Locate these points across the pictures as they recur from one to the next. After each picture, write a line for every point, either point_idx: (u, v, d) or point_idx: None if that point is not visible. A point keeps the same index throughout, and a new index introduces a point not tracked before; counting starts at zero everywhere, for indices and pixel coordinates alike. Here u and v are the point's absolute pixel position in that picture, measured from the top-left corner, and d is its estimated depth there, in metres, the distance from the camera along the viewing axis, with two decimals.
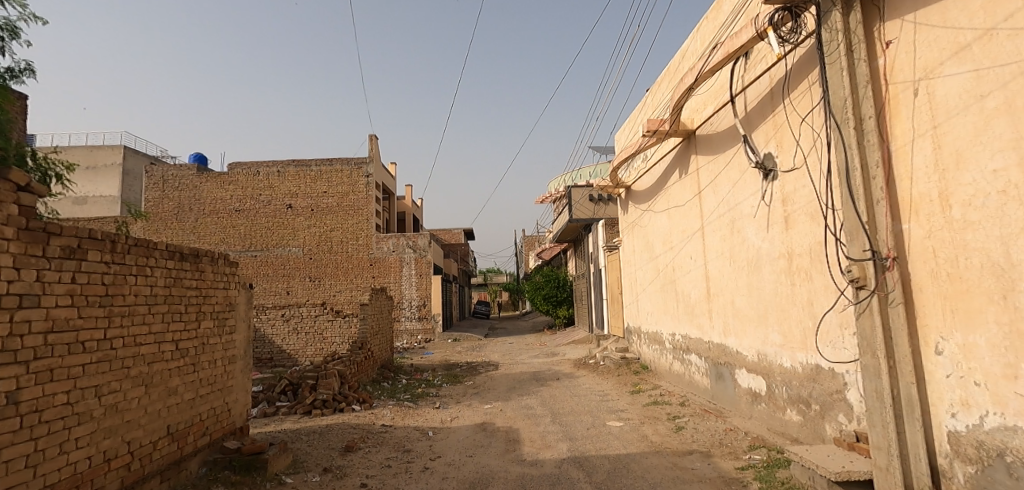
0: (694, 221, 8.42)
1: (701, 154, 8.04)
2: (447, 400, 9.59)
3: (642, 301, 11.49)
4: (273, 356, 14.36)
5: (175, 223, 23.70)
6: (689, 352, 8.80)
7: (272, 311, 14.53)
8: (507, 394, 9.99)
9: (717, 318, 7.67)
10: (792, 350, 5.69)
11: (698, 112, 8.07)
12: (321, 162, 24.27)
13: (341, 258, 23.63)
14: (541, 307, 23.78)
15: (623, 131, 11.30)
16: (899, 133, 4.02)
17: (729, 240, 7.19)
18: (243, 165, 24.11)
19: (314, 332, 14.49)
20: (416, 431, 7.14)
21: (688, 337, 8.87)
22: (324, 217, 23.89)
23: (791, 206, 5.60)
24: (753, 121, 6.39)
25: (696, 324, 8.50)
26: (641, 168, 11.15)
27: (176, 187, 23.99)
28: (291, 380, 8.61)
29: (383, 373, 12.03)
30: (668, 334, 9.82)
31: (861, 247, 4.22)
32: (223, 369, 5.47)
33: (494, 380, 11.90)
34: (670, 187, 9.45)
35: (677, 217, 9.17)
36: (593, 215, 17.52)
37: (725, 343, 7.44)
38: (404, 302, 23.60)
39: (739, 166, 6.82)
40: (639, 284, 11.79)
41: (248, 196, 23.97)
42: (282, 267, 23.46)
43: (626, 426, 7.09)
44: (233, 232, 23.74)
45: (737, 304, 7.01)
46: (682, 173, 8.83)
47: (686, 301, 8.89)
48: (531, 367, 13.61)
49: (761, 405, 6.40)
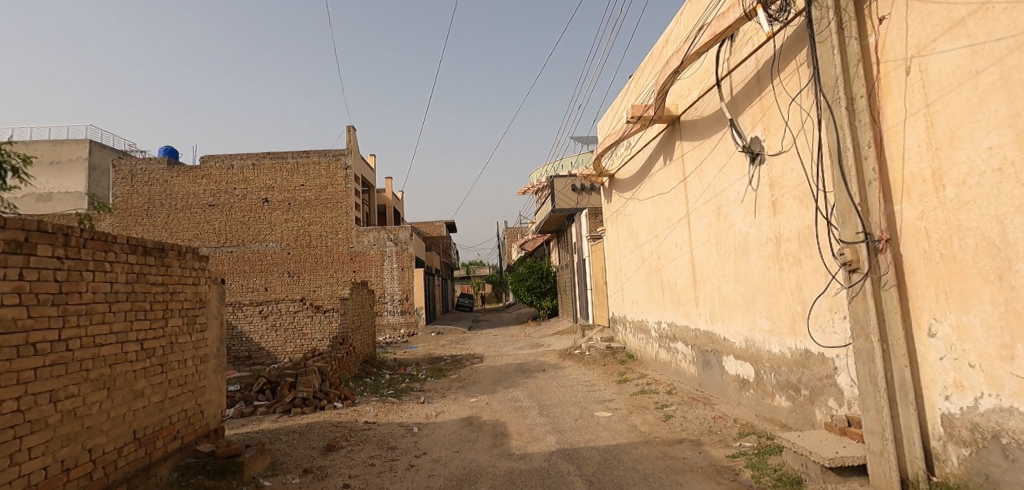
0: (679, 208, 8.34)
1: (686, 140, 7.95)
2: (432, 394, 9.39)
3: (627, 290, 11.43)
4: (252, 353, 14.01)
5: (147, 219, 22.99)
6: (675, 340, 8.75)
7: (249, 308, 14.11)
8: (493, 387, 9.84)
9: (704, 305, 7.61)
10: (781, 336, 5.65)
11: (682, 98, 7.96)
12: (298, 154, 23.70)
13: (321, 252, 23.18)
14: (524, 298, 23.70)
15: (606, 118, 11.16)
16: (891, 112, 3.93)
17: (715, 226, 7.11)
18: (217, 158, 23.45)
19: (293, 327, 14.15)
20: (401, 428, 6.95)
21: (674, 325, 8.81)
22: (302, 211, 23.36)
23: (779, 190, 5.53)
24: (740, 105, 6.29)
25: (682, 312, 8.43)
26: (625, 155, 11.06)
27: (146, 182, 23.26)
28: (269, 378, 8.29)
29: (366, 368, 11.79)
30: (653, 322, 9.76)
31: (853, 229, 4.12)
32: (194, 369, 5.20)
33: (480, 372, 11.76)
34: (655, 174, 9.34)
35: (662, 204, 9.07)
36: (576, 205, 17.41)
37: (712, 330, 7.38)
38: (386, 296, 23.26)
39: (725, 151, 6.72)
40: (623, 273, 11.71)
41: (223, 191, 23.33)
42: (260, 263, 22.93)
43: (615, 416, 7.01)
44: (207, 228, 23.09)
45: (724, 291, 6.95)
46: (667, 159, 8.74)
47: (672, 289, 8.82)
48: (516, 359, 13.49)
49: (750, 392, 6.36)
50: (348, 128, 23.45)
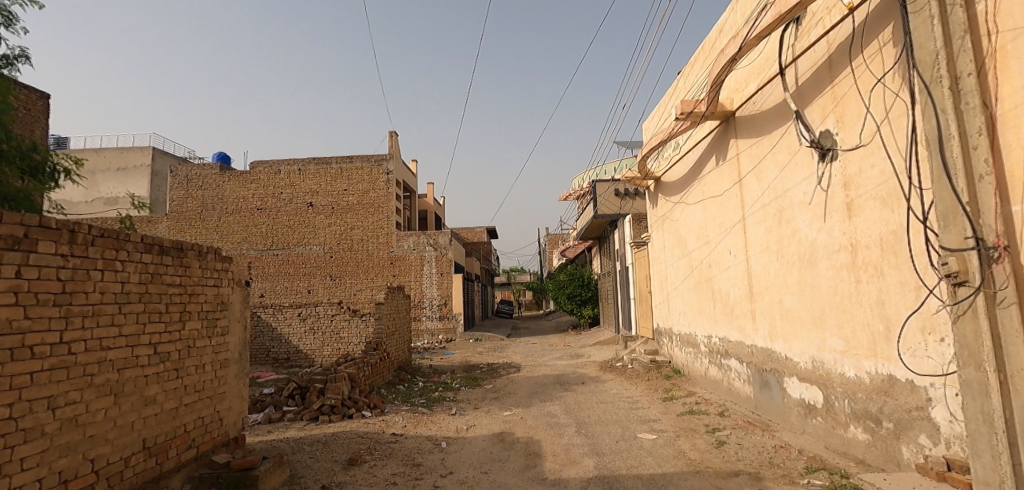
0: (733, 212, 7.65)
1: (741, 137, 7.29)
2: (465, 405, 8.99)
3: (674, 300, 10.73)
4: (290, 356, 14.04)
5: (199, 221, 23.78)
6: (728, 356, 8.04)
7: (288, 310, 14.15)
8: (529, 399, 9.35)
9: (762, 320, 6.89)
10: (857, 358, 4.95)
11: (738, 91, 7.31)
12: (341, 159, 24.00)
13: (362, 256, 23.33)
14: (564, 306, 23.09)
15: (652, 117, 10.54)
16: (1009, 92, 3.23)
17: (775, 232, 6.42)
18: (265, 163, 24.03)
19: (331, 331, 14.09)
20: (429, 441, 6.55)
21: (726, 340, 8.09)
22: (345, 215, 23.61)
23: (856, 190, 4.89)
24: (807, 95, 5.62)
25: (736, 326, 7.71)
26: (672, 157, 10.41)
27: (199, 186, 24.05)
28: (299, 383, 8.08)
29: (400, 375, 11.54)
30: (703, 336, 9.04)
31: (959, 234, 3.43)
32: (213, 375, 4.96)
33: (516, 383, 11.30)
34: (706, 176, 8.67)
35: (714, 208, 8.38)
36: (619, 210, 16.76)
37: (771, 347, 6.66)
38: (425, 301, 23.13)
39: (788, 148, 6.05)
40: (670, 282, 11.00)
41: (270, 195, 23.87)
42: (303, 266, 23.30)
43: (661, 439, 6.39)
44: (254, 231, 23.65)
45: (786, 304, 6.25)
46: (719, 159, 8.08)
47: (724, 301, 8.11)
48: (554, 370, 12.96)
49: (818, 420, 5.64)
50: (390, 133, 23.57)
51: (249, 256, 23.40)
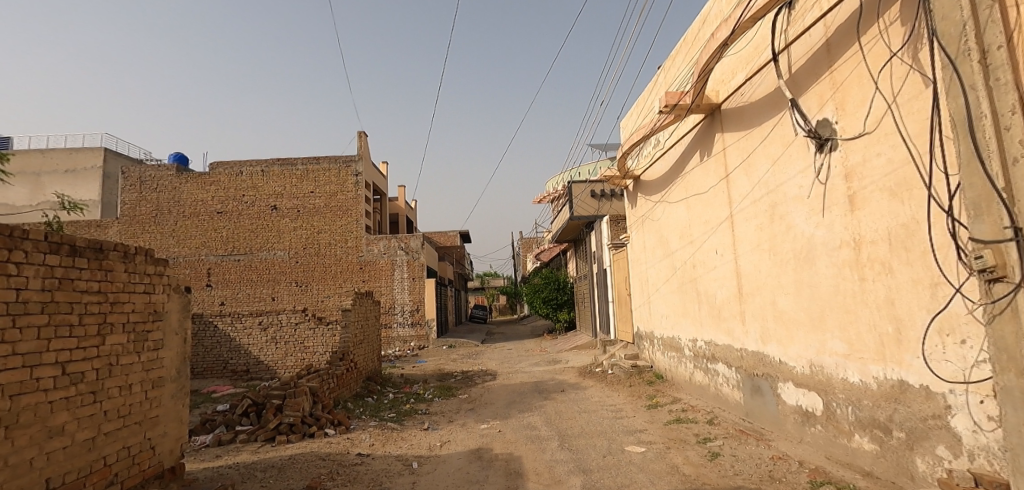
0: (719, 209, 7.30)
1: (728, 131, 6.96)
2: (438, 418, 8.37)
3: (656, 303, 10.35)
4: (250, 368, 13.16)
5: (154, 226, 22.52)
6: (715, 361, 7.67)
7: (248, 319, 13.28)
8: (506, 410, 8.81)
9: (753, 322, 6.53)
10: (862, 362, 4.59)
11: (724, 83, 6.97)
12: (308, 160, 23.08)
13: (329, 261, 22.42)
14: (540, 310, 22.63)
15: (632, 113, 10.19)
16: None
17: (767, 229, 6.06)
18: (226, 164, 22.92)
19: (294, 341, 13.24)
20: (397, 462, 5.92)
21: (713, 344, 7.73)
22: (311, 219, 22.67)
23: (860, 181, 4.55)
24: (803, 83, 5.28)
25: (723, 329, 7.35)
26: (652, 155, 10.08)
27: (155, 188, 22.80)
28: (254, 399, 7.30)
29: (369, 386, 10.84)
30: (687, 340, 8.68)
31: (995, 224, 3.07)
32: (142, 396, 4.27)
33: (492, 392, 10.75)
34: (689, 173, 8.33)
35: (699, 206, 8.04)
36: (596, 211, 16.42)
37: (763, 351, 6.29)
38: (396, 307, 22.31)
39: (781, 139, 5.70)
40: (651, 284, 10.63)
41: (231, 197, 22.75)
42: (267, 272, 22.28)
43: (650, 452, 5.93)
44: (214, 236, 22.49)
45: (779, 306, 5.90)
46: (704, 154, 7.73)
47: (710, 303, 7.75)
48: (532, 377, 12.45)
49: (817, 428, 5.27)
50: (359, 133, 22.78)
51: (209, 262, 22.22)
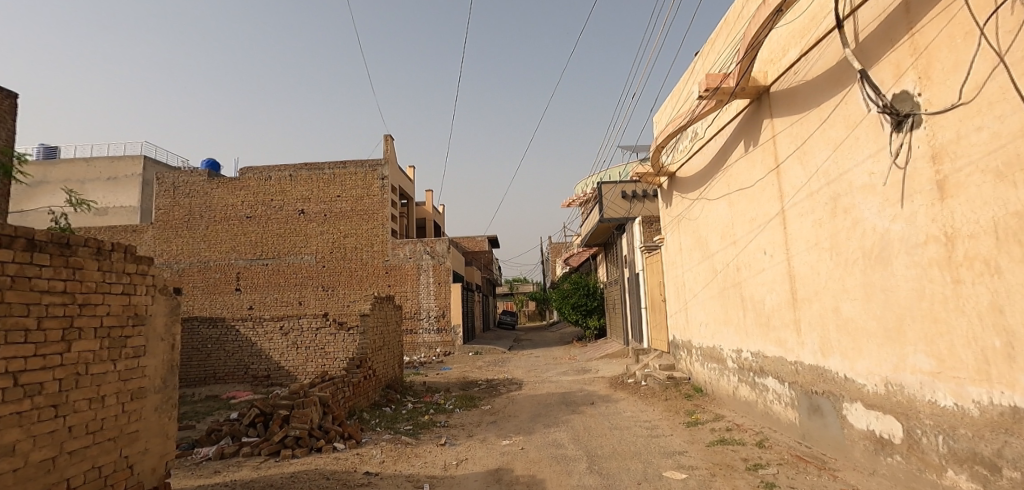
0: (768, 205, 6.53)
1: (778, 116, 6.21)
2: (457, 432, 7.79)
3: (693, 310, 9.55)
4: (271, 373, 12.89)
5: (186, 231, 22.79)
6: (763, 374, 6.88)
7: (270, 324, 13.03)
8: (531, 424, 8.20)
9: (810, 332, 5.73)
10: (958, 382, 3.81)
11: (773, 62, 6.24)
12: (335, 165, 22.99)
13: (355, 265, 22.23)
14: (569, 317, 21.87)
15: (666, 103, 9.51)
16: None
17: (828, 225, 5.28)
18: (255, 169, 23.07)
19: (315, 346, 12.88)
20: (407, 484, 5.33)
21: (761, 355, 6.94)
22: (338, 223, 22.54)
23: (953, 164, 3.81)
24: (874, 53, 4.55)
25: (773, 339, 6.55)
26: (688, 149, 9.35)
27: (186, 193, 23.07)
28: (262, 408, 6.83)
29: (388, 395, 10.37)
30: (730, 351, 7.88)
31: None
32: (118, 410, 3.82)
33: (517, 403, 10.14)
34: (731, 167, 7.58)
35: (743, 202, 7.26)
36: (627, 213, 15.66)
37: (823, 366, 5.50)
38: (421, 313, 21.89)
39: (845, 120, 4.96)
40: (688, 288, 9.83)
41: (260, 202, 22.84)
42: (294, 276, 22.23)
43: (693, 479, 5.21)
44: (243, 240, 22.60)
45: (843, 313, 5.11)
46: (749, 144, 6.98)
47: (757, 309, 6.96)
48: (560, 387, 11.78)
49: (895, 459, 4.48)
50: (385, 137, 22.59)
51: (238, 267, 22.35)
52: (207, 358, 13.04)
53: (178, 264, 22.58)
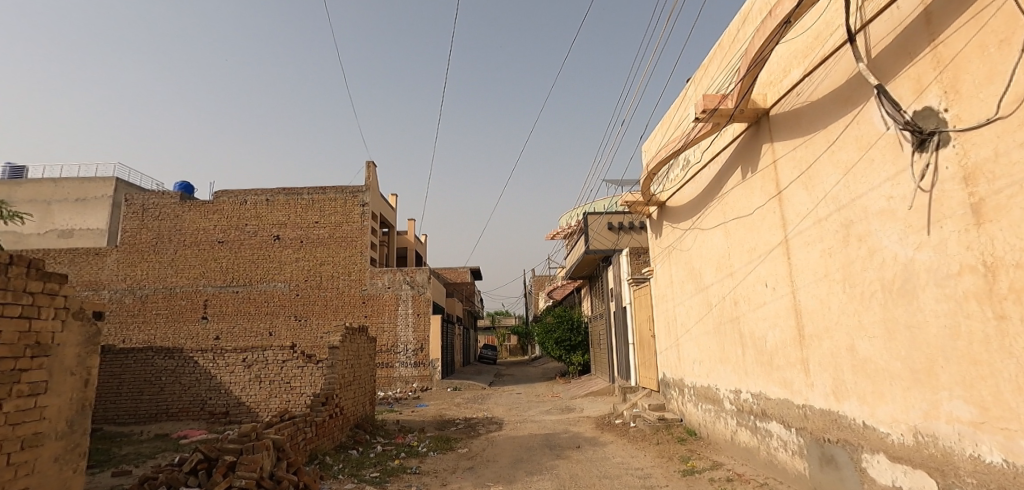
0: (769, 234, 6.10)
1: (779, 139, 5.84)
2: (429, 480, 7.00)
3: (686, 346, 9.00)
4: (230, 410, 11.92)
5: (154, 255, 21.81)
6: (765, 419, 6.30)
7: (232, 356, 12.14)
8: (512, 470, 7.48)
9: (820, 373, 5.21)
10: (1006, 434, 3.30)
11: (774, 84, 5.89)
12: (314, 190, 22.35)
13: (331, 295, 21.35)
14: (552, 352, 21.16)
15: (657, 130, 9.20)
16: None
17: (839, 254, 4.83)
18: (230, 192, 22.33)
19: (280, 380, 11.97)
20: None
21: (762, 397, 6.38)
22: (315, 250, 21.73)
23: (990, 185, 3.37)
24: (890, 67, 4.19)
25: (777, 379, 6.01)
26: (680, 178, 8.98)
27: (156, 216, 22.20)
28: (205, 453, 6.02)
29: (356, 436, 9.54)
30: (728, 391, 7.32)
31: None
32: (2, 463, 3.09)
33: (496, 445, 9.39)
34: (727, 194, 7.17)
35: (740, 231, 6.84)
36: (614, 246, 15.27)
37: (837, 411, 4.97)
38: (399, 346, 20.94)
39: (857, 141, 4.56)
40: (680, 323, 9.30)
41: (233, 227, 22.00)
42: (266, 305, 21.26)
43: None
44: (214, 266, 21.64)
45: (859, 353, 4.62)
46: (747, 170, 6.60)
47: (758, 346, 6.44)
48: (543, 427, 11.06)
49: None
50: (367, 163, 22.11)
51: (207, 294, 21.35)
52: (161, 392, 12.03)
53: (142, 290, 21.51)
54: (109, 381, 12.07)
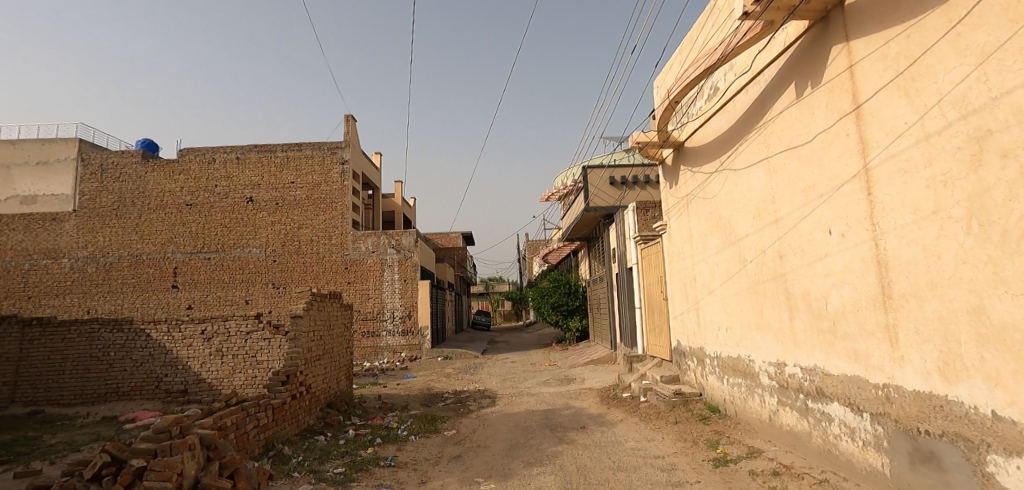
0: (838, 166, 4.68)
1: (859, 36, 4.38)
2: (405, 477, 5.73)
3: (709, 311, 7.70)
4: (188, 387, 10.64)
5: (117, 220, 20.22)
6: (823, 399, 5.02)
7: (189, 327, 10.78)
8: (506, 459, 6.27)
9: (916, 344, 3.90)
10: None
11: None
12: (288, 147, 20.60)
13: (310, 260, 19.89)
14: (548, 318, 19.99)
15: (677, 56, 7.71)
16: None
17: (965, 181, 3.43)
18: (197, 150, 20.53)
19: (245, 354, 10.66)
20: None
21: (819, 374, 5.09)
22: (291, 213, 20.13)
23: None
24: None
25: (843, 352, 4.71)
26: (704, 110, 7.50)
27: (117, 178, 20.50)
28: (114, 454, 4.66)
29: (327, 418, 8.28)
30: (766, 363, 6.05)
31: None
32: None
33: (488, 425, 8.22)
34: (773, 121, 5.72)
35: (790, 166, 5.42)
36: (617, 202, 13.89)
37: (946, 397, 3.65)
38: (384, 313, 19.63)
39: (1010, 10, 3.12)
40: (700, 284, 7.98)
41: (202, 188, 20.30)
42: (241, 272, 19.81)
43: None
44: (183, 231, 20.07)
45: (992, 317, 3.28)
46: (803, 85, 5.15)
47: (814, 310, 5.13)
48: (540, 401, 9.89)
49: None
50: (344, 117, 20.28)
51: (176, 261, 19.88)
52: (110, 369, 10.69)
53: (106, 258, 20.00)
54: (51, 358, 10.71)
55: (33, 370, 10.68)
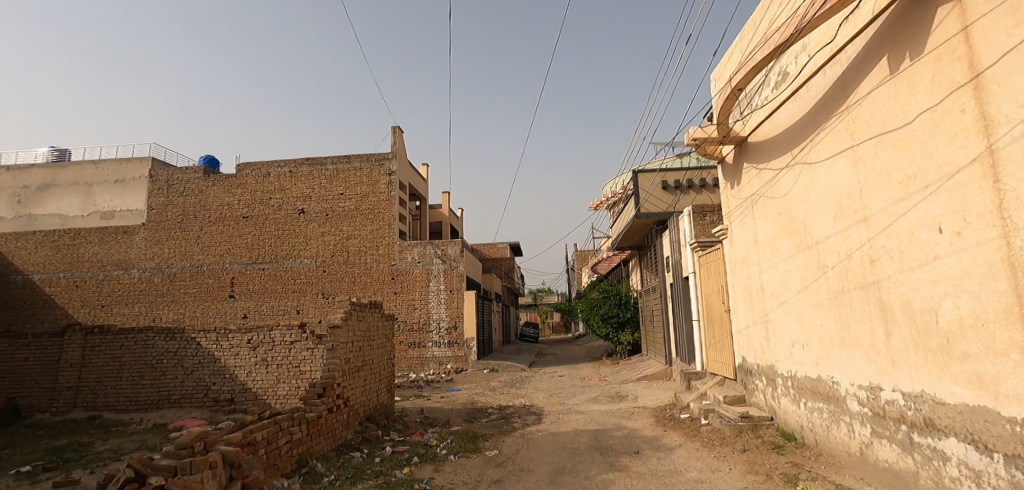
0: (949, 150, 3.87)
1: None
2: None
3: (780, 325, 6.83)
4: (234, 397, 10.63)
5: (179, 232, 21.09)
6: (934, 433, 4.14)
7: (236, 336, 10.81)
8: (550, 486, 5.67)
9: None
10: None
11: None
12: (337, 159, 20.91)
13: (358, 270, 19.98)
14: (598, 330, 19.19)
15: (739, 41, 6.99)
16: None
17: None
18: (253, 165, 21.18)
19: (289, 364, 10.58)
20: None
21: (927, 402, 4.22)
22: (340, 224, 20.37)
23: None
24: None
25: (961, 376, 3.85)
26: (771, 100, 6.73)
27: (181, 192, 21.43)
28: (137, 469, 4.34)
29: (365, 433, 7.94)
30: (855, 387, 5.17)
31: None
32: None
33: (532, 445, 7.65)
34: (859, 104, 4.93)
35: (883, 154, 4.62)
36: (670, 207, 13.07)
37: None
38: (431, 324, 19.41)
39: None
40: (769, 294, 7.13)
41: (257, 201, 20.88)
42: (292, 282, 20.16)
43: None
44: (239, 242, 20.69)
45: None
46: (900, 56, 4.36)
47: (918, 325, 4.28)
48: (589, 420, 9.21)
49: None
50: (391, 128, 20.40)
51: (233, 271, 20.50)
52: (163, 377, 10.85)
53: (170, 268, 20.88)
54: (109, 365, 10.98)
55: (93, 375, 10.97)
